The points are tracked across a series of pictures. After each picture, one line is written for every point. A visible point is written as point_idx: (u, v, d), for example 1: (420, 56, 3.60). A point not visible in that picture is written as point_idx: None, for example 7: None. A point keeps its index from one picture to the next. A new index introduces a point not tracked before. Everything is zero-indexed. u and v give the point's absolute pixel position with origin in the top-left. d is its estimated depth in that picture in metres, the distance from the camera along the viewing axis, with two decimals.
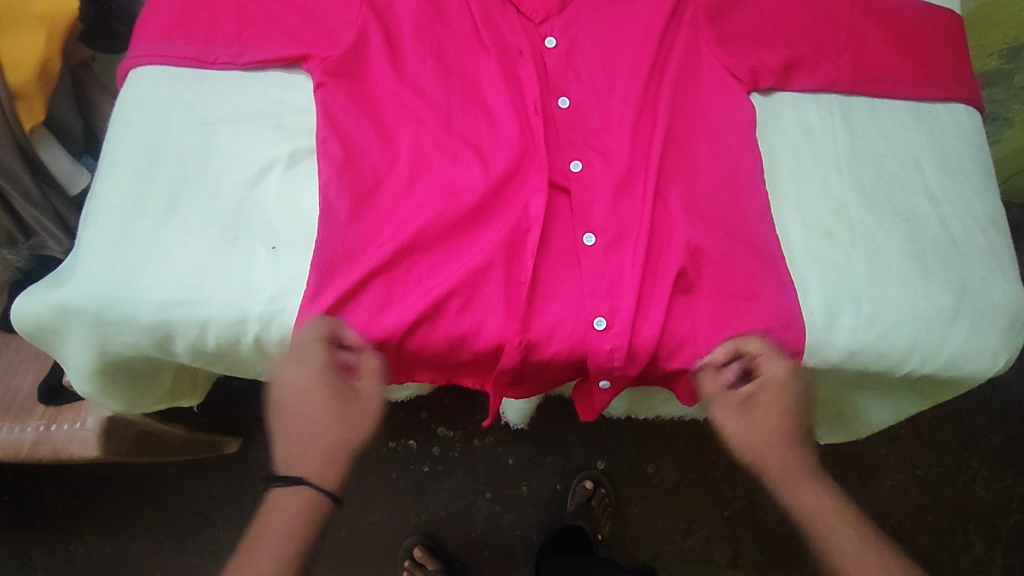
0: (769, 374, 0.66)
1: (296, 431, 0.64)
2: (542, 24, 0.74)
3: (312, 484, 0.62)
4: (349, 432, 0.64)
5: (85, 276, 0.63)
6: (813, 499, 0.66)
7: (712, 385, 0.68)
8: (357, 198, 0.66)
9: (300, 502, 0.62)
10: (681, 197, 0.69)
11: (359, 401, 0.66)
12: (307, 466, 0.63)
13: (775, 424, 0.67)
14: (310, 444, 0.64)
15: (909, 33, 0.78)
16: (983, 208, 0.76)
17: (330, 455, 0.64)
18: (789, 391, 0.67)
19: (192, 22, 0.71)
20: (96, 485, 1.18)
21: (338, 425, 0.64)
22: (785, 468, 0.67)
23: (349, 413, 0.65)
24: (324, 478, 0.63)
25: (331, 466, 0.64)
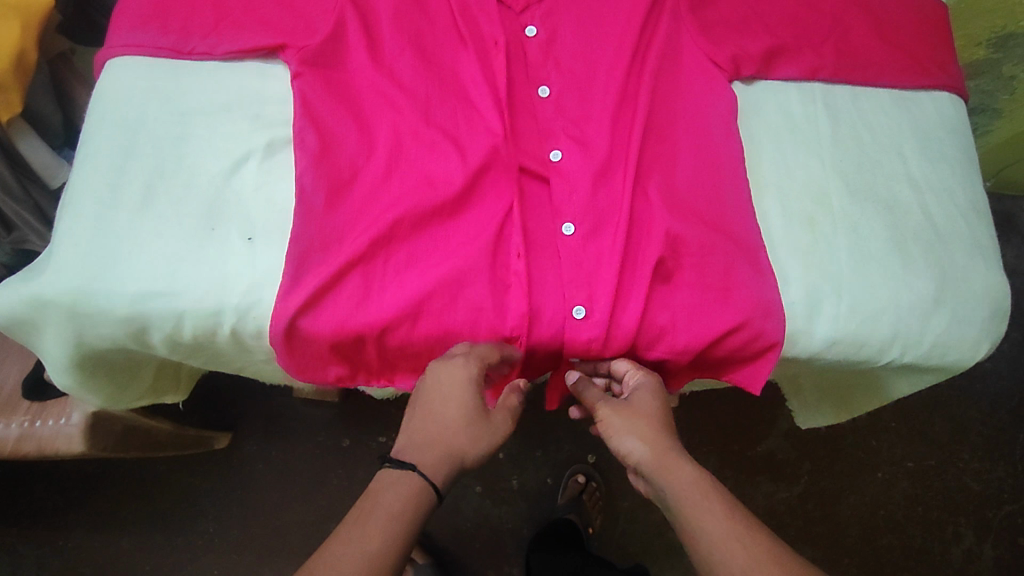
0: (638, 383, 0.65)
1: (431, 431, 0.62)
2: (522, 12, 0.74)
3: (426, 475, 0.59)
4: (469, 443, 0.62)
5: (59, 268, 0.62)
6: (688, 483, 0.60)
7: (592, 394, 0.67)
8: (333, 189, 0.66)
9: (408, 488, 0.59)
10: (661, 187, 0.69)
11: (498, 420, 0.64)
12: (430, 461, 0.61)
13: (651, 421, 0.63)
14: (434, 438, 0.62)
15: (893, 21, 0.78)
16: (966, 197, 0.76)
17: (451, 458, 0.61)
18: (659, 395, 0.64)
19: (169, 13, 0.71)
20: (84, 481, 1.17)
21: (472, 435, 0.62)
22: (660, 455, 0.61)
23: (485, 429, 0.63)
24: (436, 474, 0.60)
25: (445, 465, 0.61)
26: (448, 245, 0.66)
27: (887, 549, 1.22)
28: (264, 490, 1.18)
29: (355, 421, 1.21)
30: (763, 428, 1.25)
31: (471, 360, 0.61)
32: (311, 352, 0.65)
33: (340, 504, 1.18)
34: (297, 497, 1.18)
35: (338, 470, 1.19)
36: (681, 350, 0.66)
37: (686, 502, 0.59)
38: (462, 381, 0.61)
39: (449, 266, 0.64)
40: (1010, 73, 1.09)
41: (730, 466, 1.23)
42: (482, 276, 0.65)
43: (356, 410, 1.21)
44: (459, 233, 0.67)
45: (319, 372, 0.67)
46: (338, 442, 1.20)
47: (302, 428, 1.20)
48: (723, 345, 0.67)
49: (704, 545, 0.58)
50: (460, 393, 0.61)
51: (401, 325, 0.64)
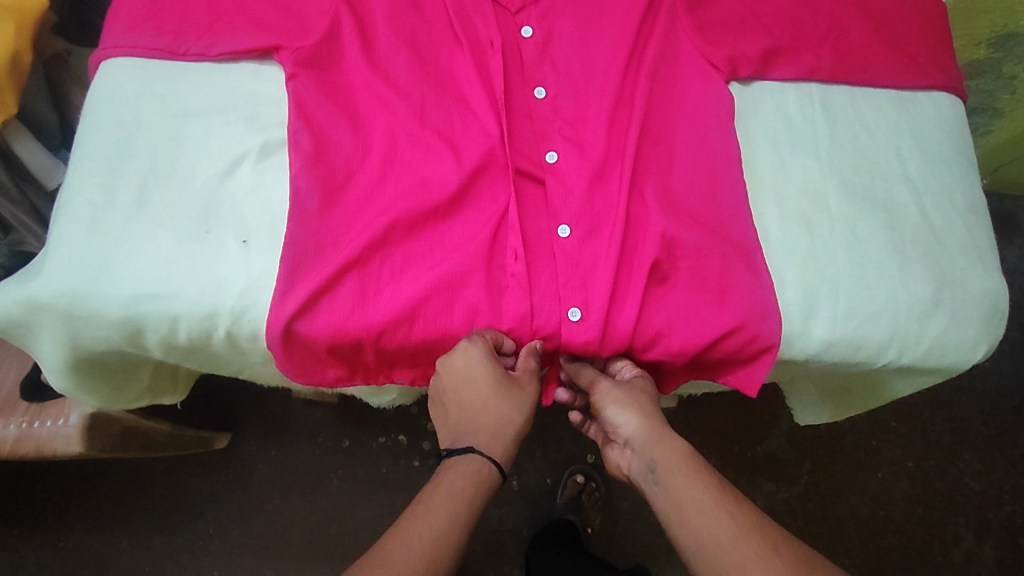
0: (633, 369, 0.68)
1: (470, 417, 0.64)
2: (518, 13, 0.74)
3: (483, 454, 0.62)
4: (510, 413, 0.64)
5: (54, 270, 0.62)
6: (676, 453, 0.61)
7: (587, 374, 0.68)
8: (328, 192, 0.66)
9: (468, 469, 0.61)
10: (657, 189, 0.69)
11: (526, 384, 0.65)
12: (484, 442, 0.63)
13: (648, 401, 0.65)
14: (478, 422, 0.63)
15: (891, 22, 0.77)
16: (964, 198, 0.75)
17: (502, 434, 0.63)
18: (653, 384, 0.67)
19: (163, 14, 0.70)
20: (83, 481, 1.17)
21: (508, 405, 0.64)
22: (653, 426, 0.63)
23: (517, 394, 0.64)
24: (494, 453, 0.63)
25: (500, 441, 0.63)
26: (444, 247, 0.66)
27: (887, 549, 1.21)
28: (264, 490, 1.18)
29: (354, 421, 1.21)
30: (764, 428, 1.25)
31: (475, 342, 0.62)
32: (307, 355, 0.65)
33: (339, 504, 1.18)
34: (297, 496, 1.18)
35: (337, 469, 1.19)
36: (677, 352, 0.66)
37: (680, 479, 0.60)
38: (472, 363, 0.62)
39: (445, 268, 0.64)
40: (1010, 72, 1.08)
41: (730, 466, 1.22)
42: (479, 278, 0.65)
43: (355, 410, 1.21)
44: (454, 236, 0.67)
45: (316, 375, 0.67)
46: (338, 442, 1.20)
47: (301, 428, 1.20)
48: (720, 347, 0.66)
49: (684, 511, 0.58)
50: (475, 375, 0.62)
51: (396, 327, 0.64)
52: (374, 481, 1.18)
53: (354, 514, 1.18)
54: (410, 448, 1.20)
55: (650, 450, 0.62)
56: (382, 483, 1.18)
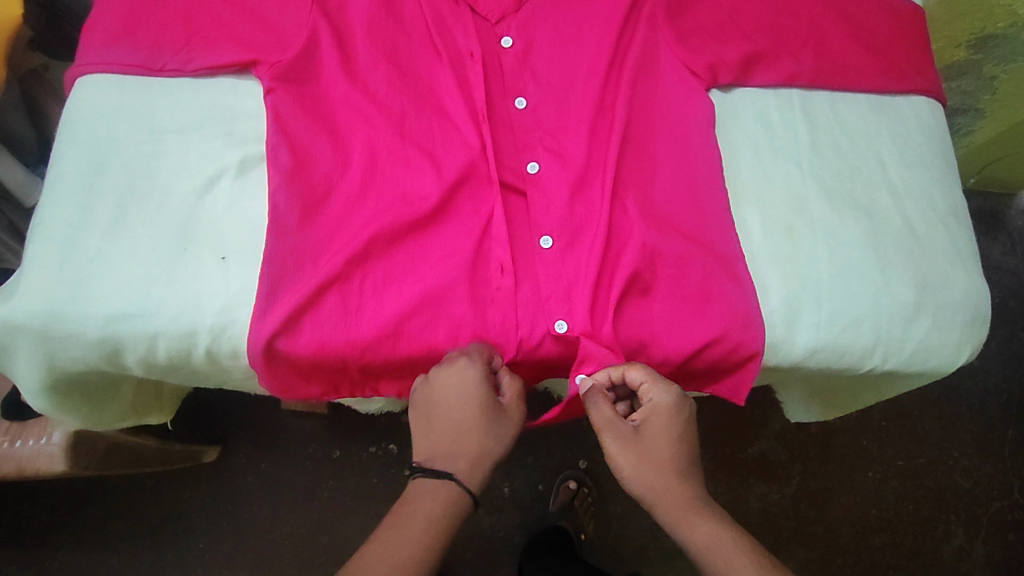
0: (656, 403, 0.62)
1: (448, 437, 0.62)
2: (499, 23, 0.73)
3: (460, 481, 0.60)
4: (491, 442, 0.62)
5: (29, 290, 0.61)
6: (711, 533, 0.59)
7: (603, 417, 0.62)
8: (306, 207, 0.65)
9: (442, 497, 0.59)
10: (638, 199, 0.69)
11: (511, 409, 0.64)
12: (461, 468, 0.60)
13: (665, 456, 0.62)
14: (460, 444, 0.61)
15: (869, 27, 0.78)
16: (945, 201, 0.76)
17: (481, 461, 0.61)
18: (677, 418, 0.62)
19: (139, 29, 0.70)
20: (69, 498, 1.15)
21: (490, 434, 0.62)
22: (677, 500, 0.60)
23: (498, 424, 0.63)
24: (471, 480, 0.60)
25: (478, 470, 0.61)
26: (427, 262, 0.66)
27: (880, 548, 1.22)
28: (254, 503, 1.17)
29: (344, 432, 1.20)
30: (755, 429, 1.25)
31: (473, 359, 0.62)
32: (288, 370, 0.64)
33: (331, 515, 1.17)
34: (288, 509, 1.17)
35: (329, 480, 1.18)
36: (660, 362, 0.66)
37: (703, 546, 0.59)
38: (472, 376, 0.61)
39: (430, 284, 0.64)
40: (991, 73, 1.09)
41: (723, 468, 1.22)
42: (462, 293, 0.64)
43: (344, 420, 1.20)
44: (437, 249, 0.66)
45: (297, 391, 0.66)
46: (328, 453, 1.19)
47: (291, 440, 1.19)
48: (704, 355, 0.66)
49: None
50: (465, 393, 0.61)
51: (381, 346, 0.64)
52: (365, 491, 1.17)
53: (346, 524, 1.16)
54: (402, 457, 1.19)
55: (681, 532, 0.60)
56: (374, 493, 1.18)
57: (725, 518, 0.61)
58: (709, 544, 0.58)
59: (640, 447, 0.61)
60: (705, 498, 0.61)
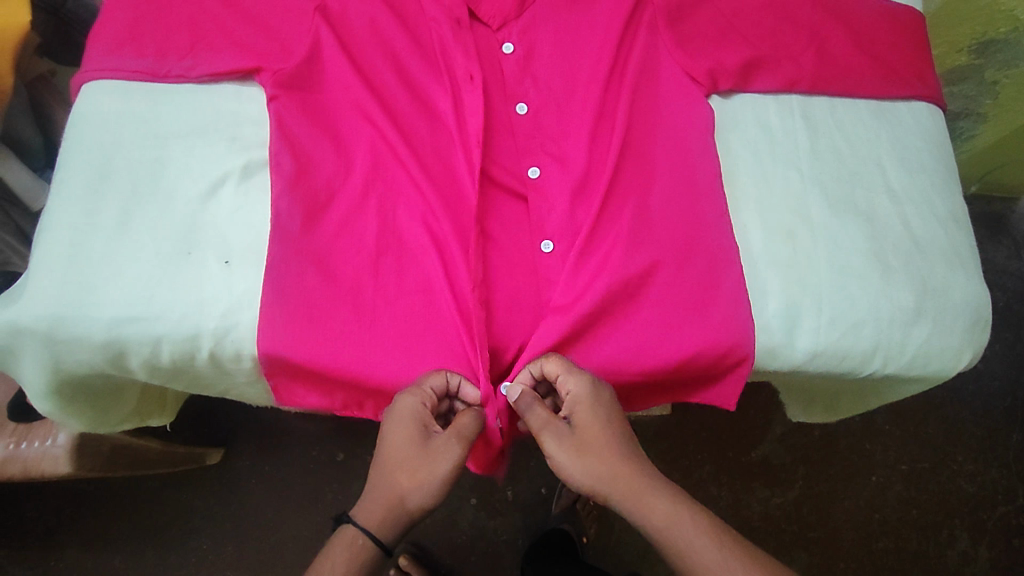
0: (576, 394, 0.60)
1: (377, 478, 0.61)
2: (500, 30, 0.74)
3: (358, 525, 0.58)
4: (405, 483, 0.59)
5: (35, 294, 0.62)
6: (665, 510, 0.57)
7: (539, 418, 0.61)
8: (310, 211, 0.66)
9: (342, 542, 0.58)
10: (638, 204, 0.69)
11: (441, 450, 0.59)
12: (369, 511, 0.59)
13: (604, 444, 0.59)
14: (381, 485, 0.60)
15: (869, 33, 0.78)
16: (945, 206, 0.76)
17: (393, 505, 0.59)
18: (601, 405, 0.60)
19: (144, 36, 0.71)
20: (73, 500, 1.16)
21: (407, 474, 0.59)
22: (628, 484, 0.58)
23: (424, 467, 0.59)
24: (376, 526, 0.59)
25: (388, 514, 0.59)
26: (410, 289, 0.66)
27: (883, 553, 1.21)
28: (258, 505, 1.17)
29: (348, 434, 1.20)
30: (759, 433, 1.25)
31: (409, 390, 0.60)
32: (289, 373, 0.65)
33: (335, 518, 1.17)
34: (293, 511, 1.17)
35: (332, 483, 1.18)
36: (652, 369, 0.66)
37: (662, 523, 0.57)
38: (397, 413, 0.59)
39: (415, 310, 0.65)
40: (993, 78, 1.09)
41: (725, 472, 1.22)
42: (448, 315, 0.65)
43: (348, 423, 1.21)
44: (422, 277, 0.66)
45: (296, 397, 0.67)
46: (332, 455, 1.19)
47: (294, 443, 1.20)
48: (695, 360, 0.66)
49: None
50: (387, 429, 0.60)
51: (365, 371, 0.63)
52: None
53: None
54: None
55: (641, 517, 0.57)
56: None
57: (678, 492, 0.59)
58: (667, 520, 0.56)
59: (576, 439, 0.60)
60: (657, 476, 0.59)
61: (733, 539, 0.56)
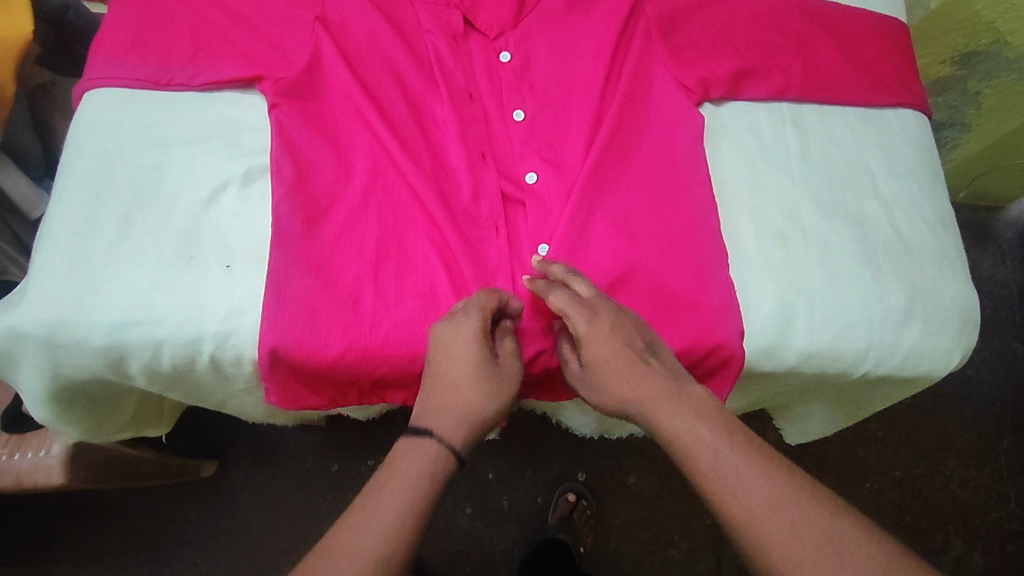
0: (575, 326, 0.61)
1: (440, 395, 0.59)
2: (497, 38, 0.76)
3: (443, 440, 0.56)
4: (484, 401, 0.59)
5: (35, 299, 0.62)
6: (670, 429, 0.56)
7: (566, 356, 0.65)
8: (309, 217, 0.67)
9: (424, 456, 0.55)
10: (629, 210, 0.71)
11: (507, 366, 0.62)
12: (449, 425, 0.57)
13: (608, 375, 0.60)
14: (450, 400, 0.58)
15: (856, 43, 0.81)
16: (932, 210, 0.78)
17: (470, 417, 0.58)
18: (603, 337, 0.60)
19: (146, 45, 0.72)
20: (65, 512, 1.14)
21: (483, 389, 0.59)
22: (637, 412, 0.58)
23: (497, 382, 0.60)
24: (455, 438, 0.57)
25: (465, 428, 0.58)
26: (408, 294, 0.66)
27: None
28: (253, 517, 1.16)
29: (345, 444, 1.20)
30: None
31: (473, 310, 0.60)
32: (292, 377, 0.65)
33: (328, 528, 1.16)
34: (287, 523, 1.16)
35: (327, 493, 1.18)
36: None
37: (683, 436, 0.55)
38: (466, 330, 0.59)
39: (417, 316, 0.66)
40: (976, 89, 1.12)
41: None
42: None
43: (343, 433, 1.21)
44: (420, 281, 0.67)
45: (300, 399, 0.67)
46: (327, 466, 1.19)
47: (291, 454, 1.19)
48: (684, 357, 0.67)
49: (713, 492, 0.52)
50: (461, 356, 0.59)
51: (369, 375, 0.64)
52: None
53: None
54: None
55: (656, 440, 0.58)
56: None
57: (692, 404, 0.57)
58: (687, 435, 0.55)
59: (589, 372, 0.62)
60: (665, 389, 0.57)
61: (741, 449, 0.54)
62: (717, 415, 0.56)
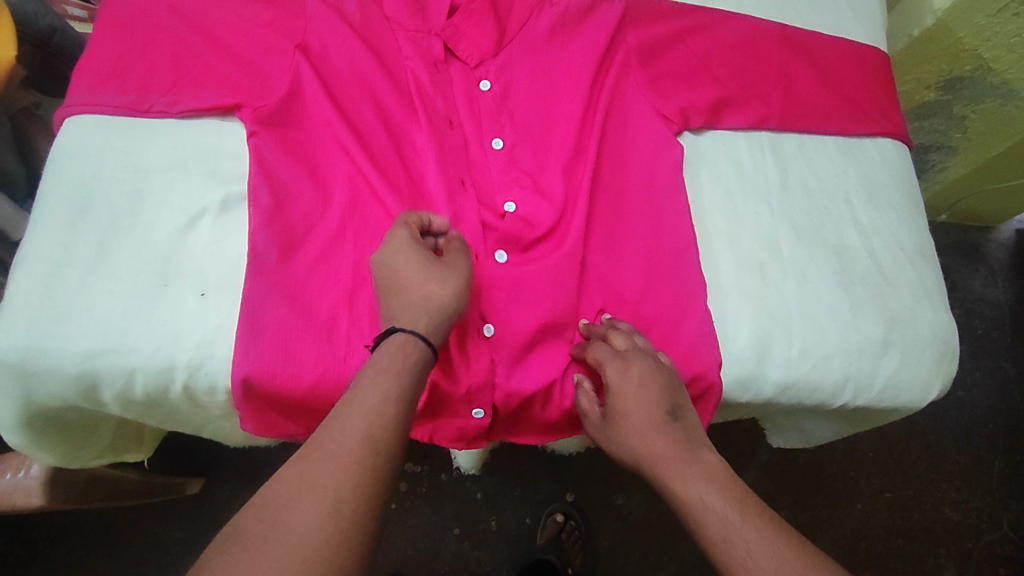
0: (612, 381, 0.61)
1: (397, 299, 0.60)
2: (477, 67, 0.76)
3: (406, 329, 0.57)
4: (439, 290, 0.60)
5: (8, 327, 0.62)
6: (688, 495, 0.55)
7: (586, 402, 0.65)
8: (285, 246, 0.67)
9: (392, 346, 0.56)
10: (607, 239, 0.71)
11: (453, 262, 0.63)
12: (411, 318, 0.59)
13: (636, 431, 0.60)
14: (406, 299, 0.59)
15: (835, 73, 0.81)
16: (911, 240, 0.78)
17: (429, 308, 0.59)
18: (630, 387, 0.60)
19: (127, 72, 0.72)
20: (46, 533, 1.12)
21: (433, 279, 0.60)
22: (655, 471, 0.58)
23: (447, 273, 0.62)
24: (419, 326, 0.58)
25: (428, 317, 0.59)
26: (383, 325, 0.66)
27: None
28: None
29: None
30: (742, 462, 1.24)
31: (401, 225, 0.63)
32: (266, 407, 0.65)
33: None
34: None
35: None
36: None
37: (696, 503, 0.55)
38: (399, 240, 0.62)
39: None
40: (961, 113, 1.13)
41: None
42: None
43: None
44: None
45: (276, 428, 0.67)
46: None
47: (276, 474, 1.19)
48: None
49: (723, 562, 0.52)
50: (406, 261, 0.61)
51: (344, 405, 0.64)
52: None
53: None
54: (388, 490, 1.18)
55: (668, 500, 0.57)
56: None
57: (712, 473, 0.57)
58: (699, 499, 0.55)
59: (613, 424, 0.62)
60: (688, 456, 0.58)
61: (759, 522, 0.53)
62: (738, 489, 0.56)
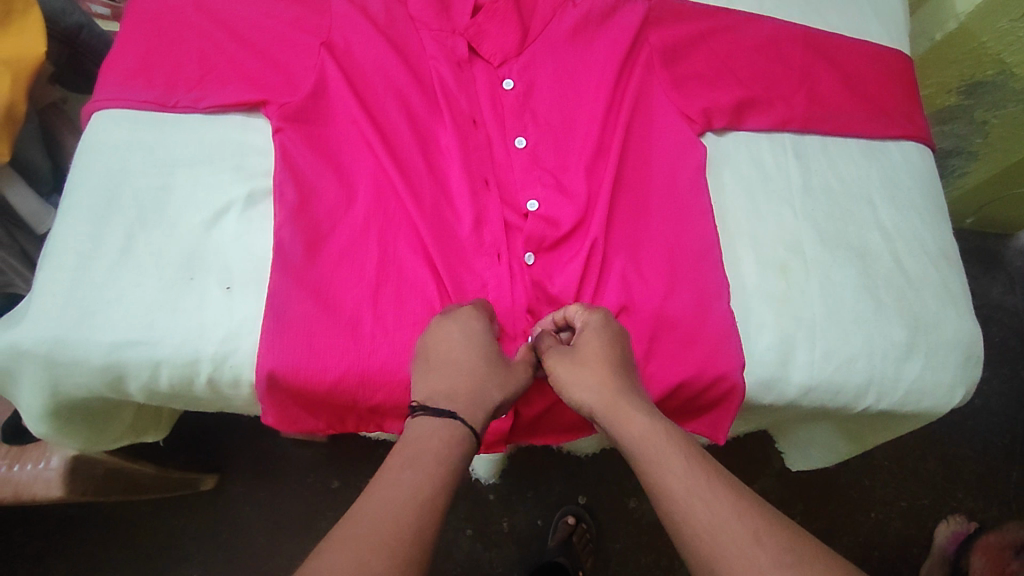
0: (590, 322, 0.61)
1: (454, 378, 0.58)
2: (501, 66, 0.77)
3: (464, 420, 0.56)
4: (499, 386, 0.59)
5: (37, 317, 0.62)
6: (643, 428, 0.54)
7: (548, 342, 0.63)
8: (310, 242, 0.67)
9: (444, 431, 0.54)
10: (629, 239, 0.71)
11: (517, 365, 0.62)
12: (466, 406, 0.57)
13: (601, 363, 0.58)
14: (464, 384, 0.58)
15: (859, 76, 0.81)
16: (935, 244, 0.77)
17: (484, 401, 0.58)
18: (607, 335, 0.60)
19: (154, 67, 0.73)
20: (63, 524, 1.13)
21: (497, 378, 0.59)
22: (612, 403, 0.56)
23: (510, 373, 0.61)
24: (474, 420, 0.56)
25: (480, 410, 0.57)
26: (406, 322, 0.66)
27: None
28: (251, 533, 1.16)
29: (345, 462, 1.20)
30: (757, 467, 1.23)
31: (478, 310, 0.63)
32: (289, 401, 0.65)
33: None
34: (286, 539, 1.16)
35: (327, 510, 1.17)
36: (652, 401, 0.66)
37: (650, 438, 0.54)
38: (473, 325, 0.61)
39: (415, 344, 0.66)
40: (982, 118, 1.12)
41: None
42: None
43: (344, 450, 1.21)
44: (418, 307, 0.67)
45: (298, 422, 0.67)
46: (326, 483, 1.19)
47: (291, 470, 1.19)
48: (684, 389, 0.67)
49: (670, 499, 0.50)
50: (477, 353, 0.60)
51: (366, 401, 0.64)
52: None
53: None
54: None
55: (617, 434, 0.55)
56: None
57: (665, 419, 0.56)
58: (657, 434, 0.54)
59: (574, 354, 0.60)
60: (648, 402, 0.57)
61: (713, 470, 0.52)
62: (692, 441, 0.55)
